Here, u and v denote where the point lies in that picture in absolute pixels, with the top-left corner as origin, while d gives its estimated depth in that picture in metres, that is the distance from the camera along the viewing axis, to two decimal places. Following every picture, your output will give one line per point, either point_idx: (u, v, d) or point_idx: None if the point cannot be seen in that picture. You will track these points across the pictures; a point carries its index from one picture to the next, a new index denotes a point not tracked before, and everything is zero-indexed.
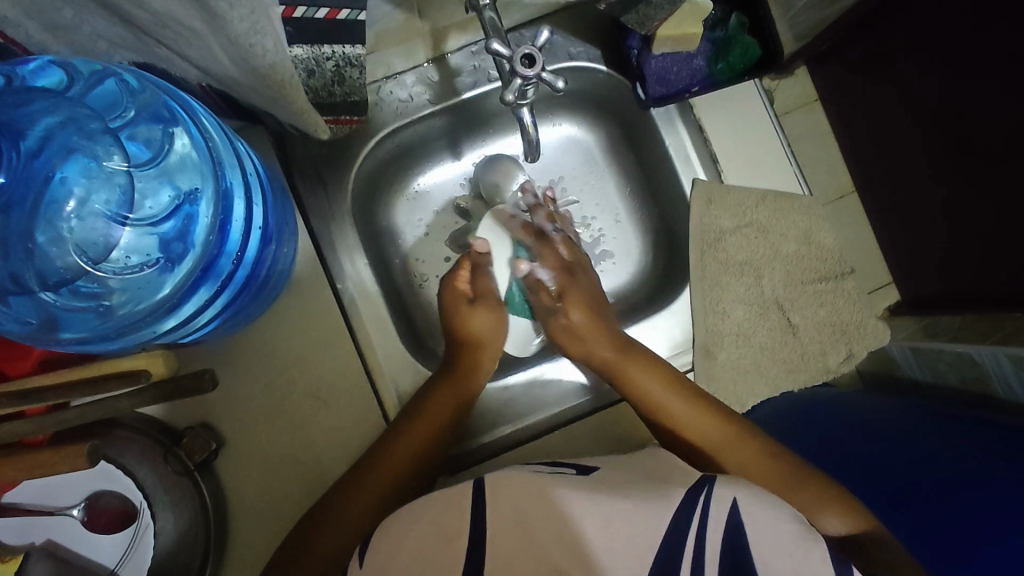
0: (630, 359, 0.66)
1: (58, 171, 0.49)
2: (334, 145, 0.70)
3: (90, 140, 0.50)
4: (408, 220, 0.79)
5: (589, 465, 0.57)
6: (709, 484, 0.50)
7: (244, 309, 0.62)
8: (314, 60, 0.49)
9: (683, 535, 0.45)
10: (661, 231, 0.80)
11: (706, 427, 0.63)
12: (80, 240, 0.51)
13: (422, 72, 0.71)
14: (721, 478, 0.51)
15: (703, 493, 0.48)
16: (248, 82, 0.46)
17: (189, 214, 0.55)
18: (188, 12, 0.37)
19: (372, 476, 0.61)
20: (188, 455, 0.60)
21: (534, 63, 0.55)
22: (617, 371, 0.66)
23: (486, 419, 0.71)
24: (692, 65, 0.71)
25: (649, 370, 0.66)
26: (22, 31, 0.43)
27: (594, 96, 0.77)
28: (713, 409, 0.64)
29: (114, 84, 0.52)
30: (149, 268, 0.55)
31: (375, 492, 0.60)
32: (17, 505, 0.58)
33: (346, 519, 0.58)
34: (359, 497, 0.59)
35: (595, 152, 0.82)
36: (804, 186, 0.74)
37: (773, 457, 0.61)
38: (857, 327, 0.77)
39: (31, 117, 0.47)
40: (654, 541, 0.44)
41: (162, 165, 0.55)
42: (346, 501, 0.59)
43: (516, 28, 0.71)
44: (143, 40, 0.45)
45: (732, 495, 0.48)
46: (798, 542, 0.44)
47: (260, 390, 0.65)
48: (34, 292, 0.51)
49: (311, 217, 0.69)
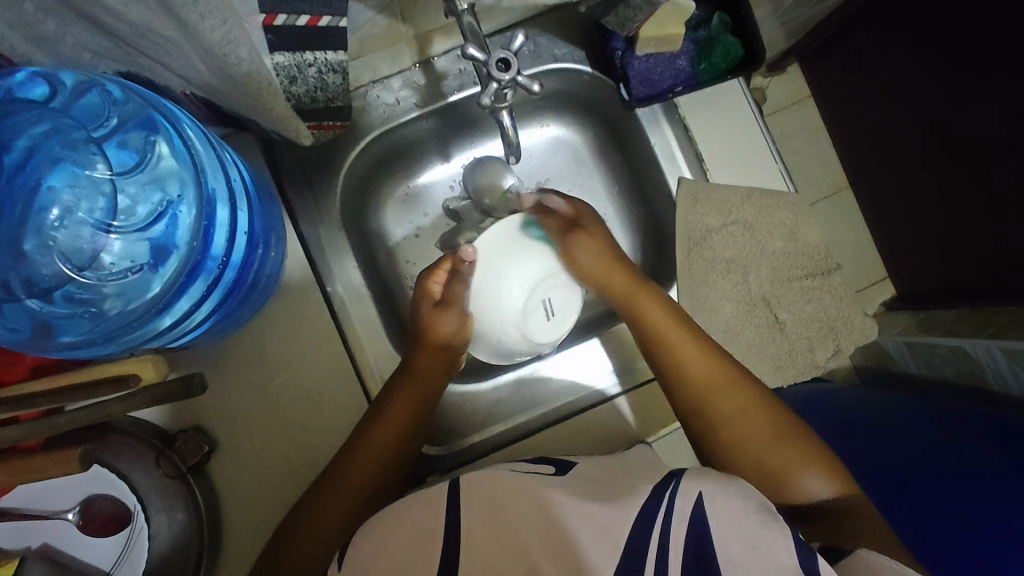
0: (644, 290, 0.69)
1: (46, 180, 0.50)
2: (322, 151, 0.70)
3: (74, 150, 0.51)
4: (398, 223, 0.80)
5: (568, 463, 0.57)
6: (676, 477, 0.50)
7: (234, 312, 0.63)
8: (296, 67, 0.49)
9: (662, 528, 0.46)
10: (650, 230, 0.80)
11: (712, 375, 0.64)
12: (65, 248, 0.52)
13: (408, 76, 0.71)
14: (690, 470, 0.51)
15: (678, 482, 0.49)
16: (227, 89, 0.47)
17: (174, 219, 0.56)
18: (165, 23, 0.38)
19: (340, 484, 0.61)
20: (180, 458, 0.61)
21: (509, 67, 0.55)
22: (629, 301, 0.69)
23: (477, 418, 0.73)
24: (675, 65, 0.71)
25: (659, 300, 0.68)
26: (7, 43, 0.43)
27: (580, 97, 0.78)
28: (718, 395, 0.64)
29: (97, 94, 0.52)
30: (137, 273, 0.55)
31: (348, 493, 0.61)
32: (12, 510, 0.59)
33: (326, 518, 0.59)
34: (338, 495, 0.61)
35: (582, 152, 0.82)
36: (790, 183, 0.74)
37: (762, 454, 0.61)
38: (844, 323, 0.77)
39: (15, 128, 0.49)
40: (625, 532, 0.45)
41: (150, 171, 0.55)
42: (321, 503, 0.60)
43: (500, 31, 0.71)
44: (125, 50, 0.46)
45: (701, 487, 0.48)
46: (776, 534, 0.45)
47: (252, 393, 0.66)
48: (20, 299, 0.52)
49: (300, 222, 0.70)
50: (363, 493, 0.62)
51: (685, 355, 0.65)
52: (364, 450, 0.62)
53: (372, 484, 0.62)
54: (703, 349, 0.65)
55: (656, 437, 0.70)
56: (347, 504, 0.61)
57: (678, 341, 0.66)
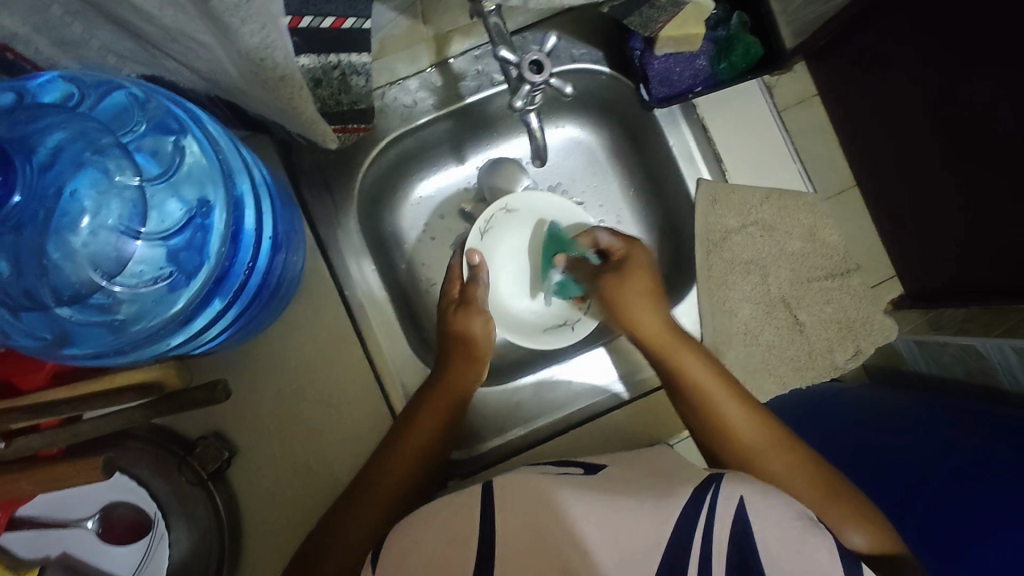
0: (686, 347, 0.65)
1: (70, 185, 0.49)
2: (339, 153, 0.70)
3: (100, 154, 0.50)
4: (413, 225, 0.79)
5: (597, 464, 0.57)
6: (713, 484, 0.49)
7: (255, 319, 0.62)
8: (321, 69, 0.49)
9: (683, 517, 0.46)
10: (667, 230, 0.80)
11: (755, 435, 0.61)
12: (93, 254, 0.51)
13: (425, 77, 0.70)
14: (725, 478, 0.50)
15: (718, 488, 0.48)
16: (254, 91, 0.46)
17: (202, 227, 0.54)
18: (200, 28, 0.37)
19: (369, 501, 0.60)
20: (201, 464, 0.60)
21: (541, 69, 0.55)
22: (666, 351, 0.65)
23: (497, 422, 0.72)
24: (695, 65, 0.71)
25: (703, 356, 0.65)
26: (33, 47, 0.43)
27: (598, 97, 0.77)
28: (756, 409, 0.63)
29: (123, 96, 0.52)
30: (163, 282, 0.54)
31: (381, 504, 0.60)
32: (30, 519, 0.58)
33: (350, 535, 0.59)
34: (367, 510, 0.60)
35: (597, 152, 0.82)
36: (809, 182, 0.74)
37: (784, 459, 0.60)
38: (864, 323, 0.77)
39: (43, 132, 0.48)
40: (660, 538, 0.45)
41: (172, 179, 0.54)
42: (350, 515, 0.59)
43: (519, 31, 0.71)
44: (151, 53, 0.45)
45: (740, 493, 0.48)
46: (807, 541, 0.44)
47: (270, 399, 0.65)
48: (48, 307, 0.51)
49: (317, 225, 0.69)
50: (395, 499, 0.61)
51: (725, 420, 0.62)
52: (400, 449, 0.62)
53: (403, 489, 0.62)
54: (742, 407, 0.63)
55: (678, 439, 0.70)
56: (378, 513, 0.60)
57: (716, 398, 0.63)
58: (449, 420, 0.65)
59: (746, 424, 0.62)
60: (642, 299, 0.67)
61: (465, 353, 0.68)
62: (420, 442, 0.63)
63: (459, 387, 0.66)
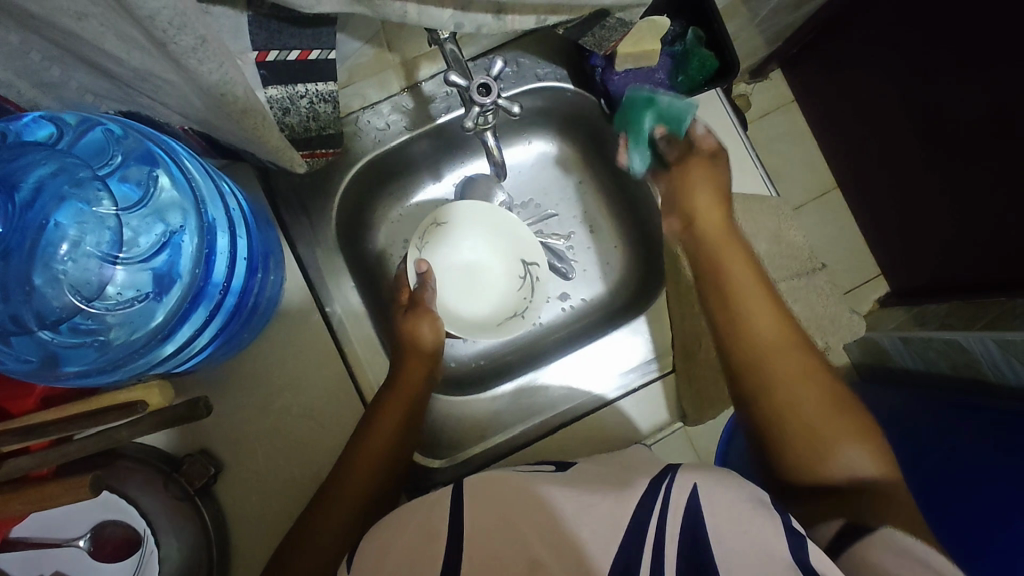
0: (731, 238, 0.64)
1: (53, 218, 0.53)
2: (315, 178, 0.73)
3: (80, 188, 0.54)
4: (393, 242, 0.83)
5: (566, 461, 0.59)
6: (670, 472, 0.50)
7: (236, 337, 0.64)
8: (288, 99, 0.52)
9: (646, 528, 0.46)
10: (639, 238, 0.83)
11: (775, 332, 0.58)
12: (74, 281, 0.55)
13: (397, 100, 0.74)
14: (683, 466, 0.50)
15: (674, 477, 0.49)
16: (220, 121, 0.49)
17: (176, 248, 0.59)
18: (164, 68, 0.40)
19: (342, 501, 0.61)
20: (188, 481, 0.62)
21: (489, 91, 0.59)
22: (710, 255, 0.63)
23: (476, 430, 0.73)
24: (653, 79, 0.74)
25: (747, 263, 0.62)
26: (14, 89, 0.46)
27: (566, 114, 0.81)
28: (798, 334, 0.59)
29: (100, 132, 0.55)
30: (142, 301, 0.58)
31: (349, 505, 0.61)
32: (27, 539, 0.60)
33: (320, 545, 0.58)
34: (331, 515, 0.60)
35: (569, 166, 0.85)
36: (770, 186, 0.77)
37: (813, 402, 0.55)
38: (832, 321, 0.79)
39: (25, 168, 0.51)
40: (620, 526, 0.46)
41: (151, 205, 0.58)
42: (319, 517, 0.60)
43: (474, 58, 0.74)
44: (126, 91, 0.48)
45: (694, 480, 0.48)
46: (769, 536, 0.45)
47: (256, 415, 0.67)
48: (32, 331, 0.54)
49: (297, 245, 0.72)
50: (362, 504, 0.62)
51: (742, 308, 0.60)
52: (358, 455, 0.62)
53: (367, 495, 0.62)
54: (776, 320, 0.59)
55: (653, 438, 0.73)
56: (344, 518, 0.60)
57: (751, 307, 0.60)
58: (409, 418, 0.65)
59: (768, 331, 0.59)
60: (700, 186, 0.66)
61: (417, 354, 0.68)
62: (379, 457, 0.63)
63: (414, 384, 0.67)
